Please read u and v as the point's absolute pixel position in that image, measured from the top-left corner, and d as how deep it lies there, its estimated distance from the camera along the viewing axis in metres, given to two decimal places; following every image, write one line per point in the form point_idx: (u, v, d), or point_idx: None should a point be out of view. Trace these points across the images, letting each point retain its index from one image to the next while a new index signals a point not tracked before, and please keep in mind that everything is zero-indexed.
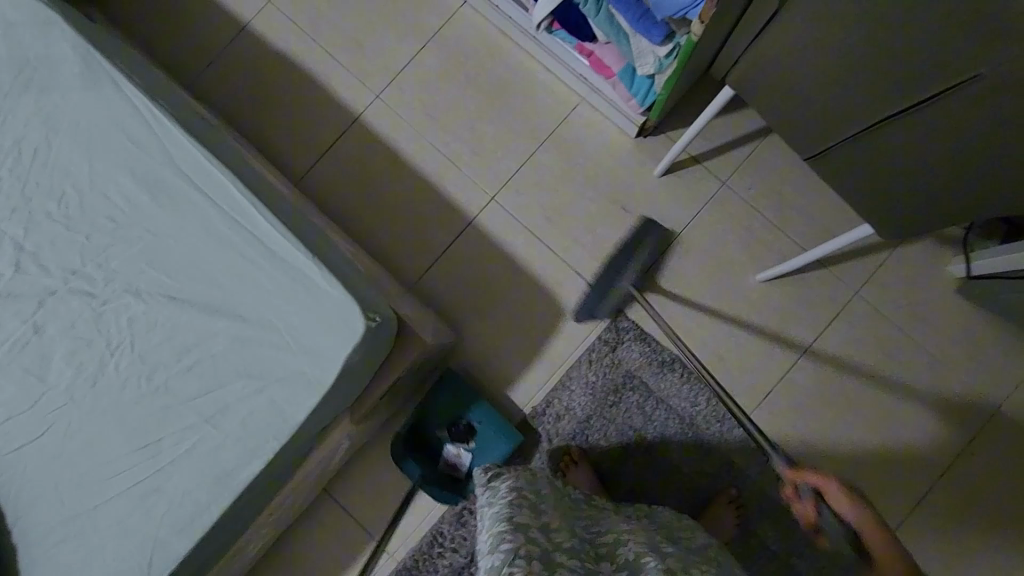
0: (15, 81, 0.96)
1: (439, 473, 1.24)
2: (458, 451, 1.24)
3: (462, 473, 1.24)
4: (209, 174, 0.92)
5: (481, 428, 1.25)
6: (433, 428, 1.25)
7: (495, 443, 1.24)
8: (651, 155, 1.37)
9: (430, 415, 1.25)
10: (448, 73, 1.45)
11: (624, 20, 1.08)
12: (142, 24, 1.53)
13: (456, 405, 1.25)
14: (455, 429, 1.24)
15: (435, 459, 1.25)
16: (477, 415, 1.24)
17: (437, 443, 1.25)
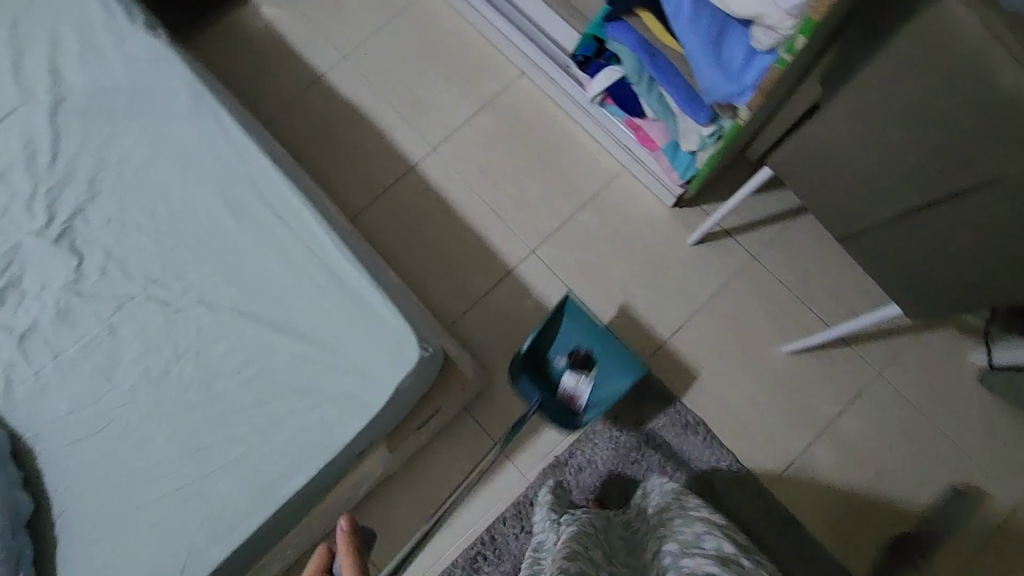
0: (127, 106, 1.06)
1: (556, 400, 1.26)
2: (578, 381, 1.25)
3: (580, 405, 1.26)
4: (290, 203, 1.01)
5: (600, 359, 1.26)
6: (554, 354, 1.28)
7: (613, 377, 1.26)
8: (685, 224, 1.46)
9: (551, 343, 1.27)
10: (502, 132, 1.57)
11: (674, 100, 1.21)
12: (228, 66, 1.68)
13: (573, 334, 1.26)
14: (575, 358, 1.26)
15: (553, 385, 1.27)
16: (596, 343, 1.26)
17: (555, 371, 1.28)
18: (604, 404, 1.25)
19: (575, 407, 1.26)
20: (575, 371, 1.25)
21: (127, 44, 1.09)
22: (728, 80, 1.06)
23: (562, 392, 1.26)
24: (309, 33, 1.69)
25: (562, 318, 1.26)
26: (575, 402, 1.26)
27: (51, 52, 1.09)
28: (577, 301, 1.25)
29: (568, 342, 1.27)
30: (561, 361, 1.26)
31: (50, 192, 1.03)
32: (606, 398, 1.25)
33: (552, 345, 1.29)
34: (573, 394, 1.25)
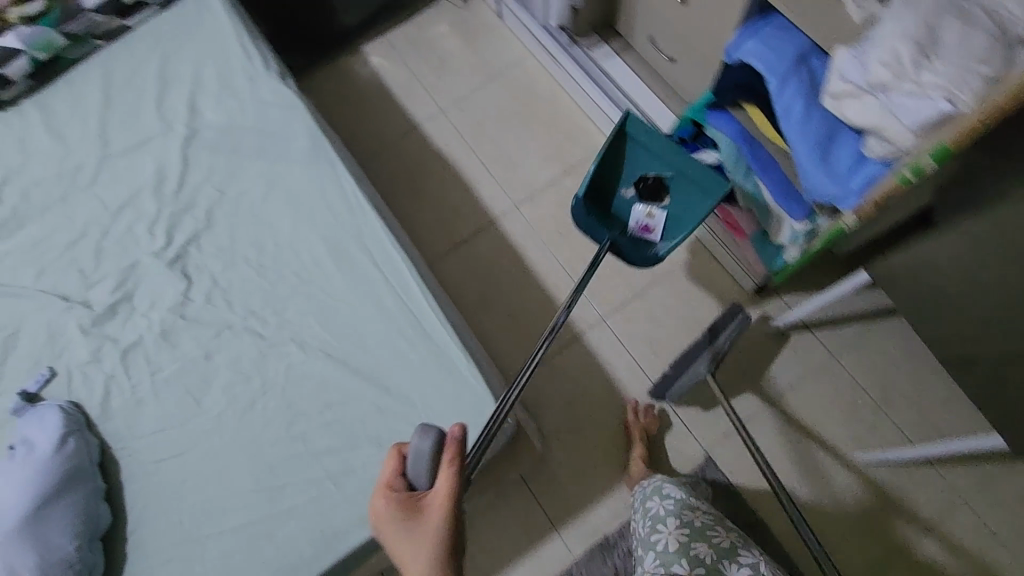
0: (252, 145, 1.13)
1: (628, 235, 1.26)
2: (650, 212, 1.26)
3: (654, 237, 1.26)
4: (390, 255, 1.04)
5: (681, 179, 1.26)
6: (623, 186, 1.29)
7: (694, 198, 1.24)
8: (764, 312, 1.43)
9: (614, 172, 1.29)
10: (585, 198, 1.59)
11: (770, 193, 1.20)
12: (331, 107, 1.78)
13: (646, 158, 1.27)
14: (646, 185, 1.26)
15: (624, 216, 1.27)
16: (669, 167, 1.27)
17: (625, 203, 1.28)
18: (685, 217, 1.25)
19: (651, 236, 1.26)
20: (649, 204, 1.26)
21: (260, 88, 1.17)
22: (832, 183, 1.05)
23: (634, 225, 1.26)
24: (412, 85, 1.79)
25: (626, 145, 1.29)
26: (649, 234, 1.26)
27: (192, 89, 1.19)
28: (639, 120, 1.28)
29: (636, 169, 1.28)
30: (630, 191, 1.27)
31: (172, 217, 1.10)
32: (683, 217, 1.25)
33: (614, 187, 1.30)
34: (646, 227, 1.26)
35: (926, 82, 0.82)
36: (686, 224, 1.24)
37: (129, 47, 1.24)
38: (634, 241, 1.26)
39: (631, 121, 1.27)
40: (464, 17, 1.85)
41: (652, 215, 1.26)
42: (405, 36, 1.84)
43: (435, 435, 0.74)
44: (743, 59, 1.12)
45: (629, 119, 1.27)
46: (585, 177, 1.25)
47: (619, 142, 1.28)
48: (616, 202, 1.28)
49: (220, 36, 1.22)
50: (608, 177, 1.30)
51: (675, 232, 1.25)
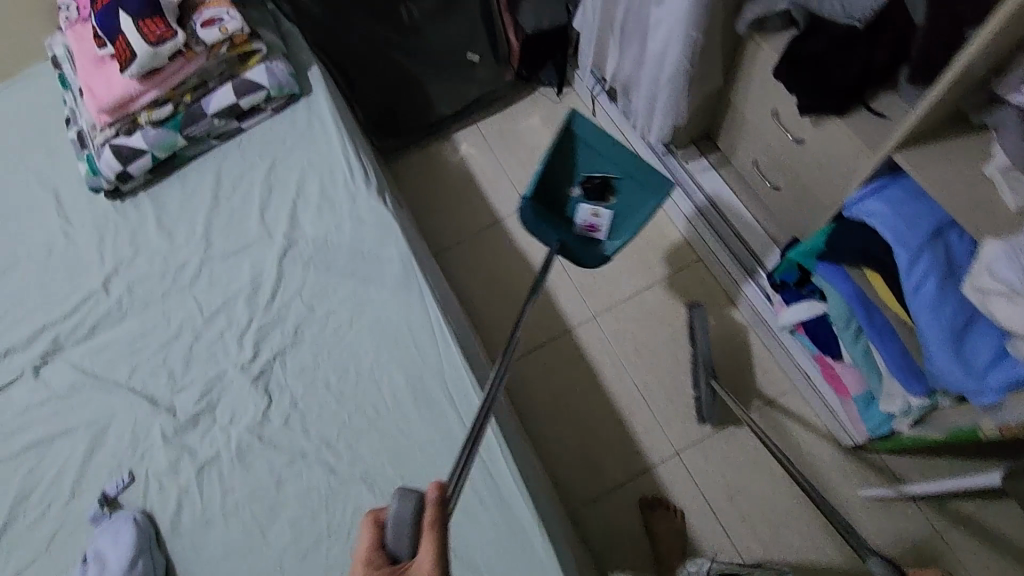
0: (345, 265, 1.14)
1: (575, 235, 1.31)
2: (597, 212, 1.31)
3: (598, 234, 1.32)
4: (471, 402, 1.02)
5: (619, 183, 1.34)
6: (567, 185, 1.33)
7: (640, 193, 1.33)
8: (857, 473, 1.31)
9: (565, 174, 1.33)
10: (668, 317, 1.52)
11: (884, 360, 1.10)
12: (414, 189, 1.77)
13: (599, 161, 1.33)
14: (592, 185, 1.32)
15: (573, 216, 1.32)
16: (619, 171, 1.33)
17: (571, 203, 1.32)
18: (626, 218, 1.33)
19: (596, 235, 1.32)
20: (595, 203, 1.31)
21: (359, 206, 1.18)
22: (964, 373, 0.93)
23: (582, 223, 1.31)
24: (498, 175, 1.77)
25: (574, 146, 1.33)
26: (594, 230, 1.32)
27: (295, 199, 1.22)
28: (589, 123, 1.33)
29: (584, 170, 1.33)
30: (578, 193, 1.32)
31: (261, 330, 1.11)
32: (629, 219, 1.32)
33: (561, 186, 1.33)
34: (591, 225, 1.31)
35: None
36: (625, 225, 1.32)
37: (241, 149, 1.29)
38: (579, 241, 1.31)
39: (580, 123, 1.32)
40: (555, 108, 1.79)
41: (597, 215, 1.31)
42: (495, 123, 1.81)
43: (414, 501, 0.62)
44: (868, 219, 1.05)
45: (576, 120, 1.31)
46: (532, 177, 1.29)
47: (565, 151, 1.32)
48: (559, 207, 1.33)
49: (326, 150, 1.26)
50: (559, 180, 1.33)
51: (619, 230, 1.33)
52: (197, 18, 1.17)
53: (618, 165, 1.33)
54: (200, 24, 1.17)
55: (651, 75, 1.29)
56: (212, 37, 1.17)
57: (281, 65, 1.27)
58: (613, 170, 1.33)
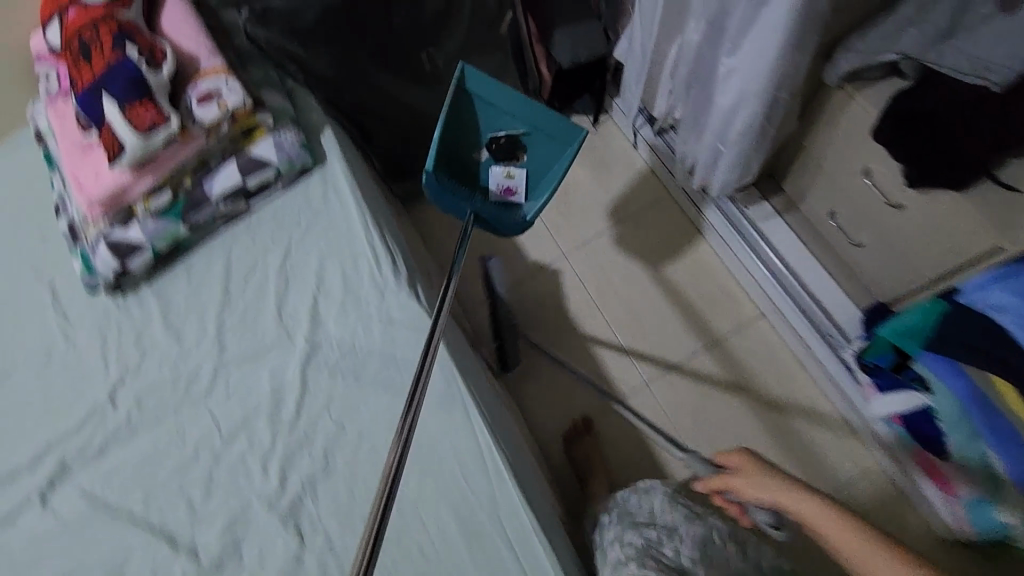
0: (378, 375, 1.00)
1: (493, 201, 1.08)
2: (509, 172, 1.10)
3: (518, 199, 1.09)
4: (531, 544, 0.89)
5: (529, 138, 1.11)
6: (472, 149, 1.10)
7: (552, 143, 1.11)
8: None
9: (468, 135, 1.10)
10: (729, 388, 1.40)
11: (1005, 471, 0.93)
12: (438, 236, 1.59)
13: (499, 115, 1.09)
14: (499, 143, 1.10)
15: (483, 181, 1.10)
16: (523, 122, 1.10)
17: (481, 169, 1.10)
18: (545, 174, 1.11)
19: (515, 199, 1.09)
20: (507, 163, 1.10)
21: (389, 303, 1.04)
22: None
23: (495, 189, 1.09)
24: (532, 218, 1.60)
25: (472, 104, 1.10)
26: (512, 195, 1.09)
27: (316, 294, 1.07)
28: (483, 75, 1.09)
29: (489, 127, 1.10)
30: (484, 155, 1.10)
31: (287, 454, 0.99)
32: (547, 174, 1.11)
33: (466, 151, 1.11)
34: (508, 189, 1.09)
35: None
36: (544, 182, 1.10)
37: (251, 232, 1.15)
38: (499, 208, 1.07)
39: (471, 76, 1.09)
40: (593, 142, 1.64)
41: (511, 176, 1.10)
42: None
43: None
44: (1000, 311, 0.87)
45: (468, 74, 1.08)
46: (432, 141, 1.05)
47: (463, 111, 1.09)
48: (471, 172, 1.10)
49: (347, 232, 1.11)
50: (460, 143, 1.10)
51: (537, 192, 1.10)
52: (191, 94, 1.01)
53: (538, 122, 1.10)
54: (195, 100, 1.01)
55: (720, 129, 1.11)
56: (211, 117, 1.01)
57: (290, 135, 1.11)
58: (519, 122, 1.10)
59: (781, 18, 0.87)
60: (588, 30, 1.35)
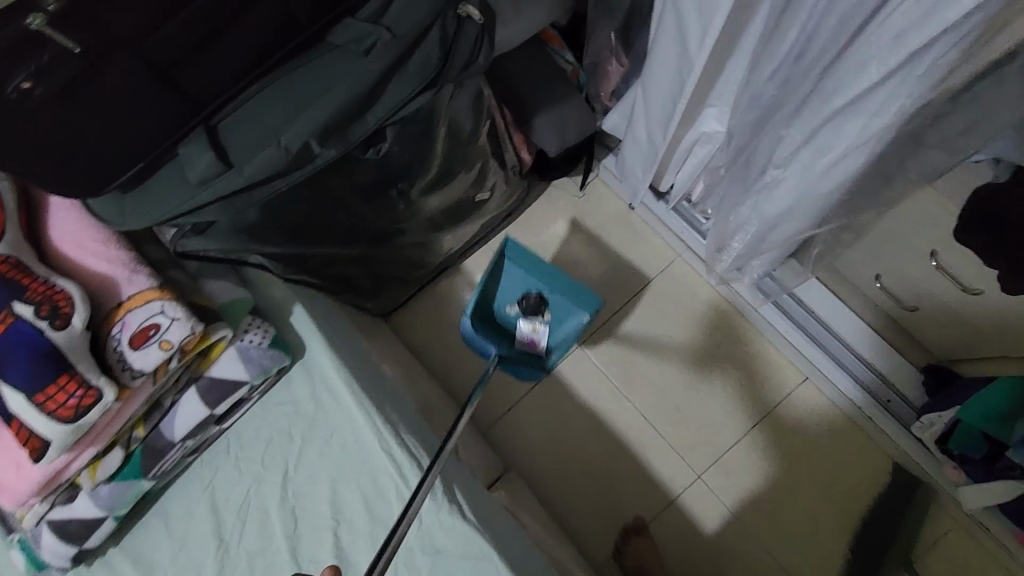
0: None
1: (515, 352, 1.13)
2: (534, 327, 1.11)
3: (541, 349, 1.14)
4: None
5: (553, 298, 1.11)
6: (501, 302, 1.12)
7: (570, 307, 1.12)
8: None
9: (498, 289, 1.12)
10: (799, 467, 1.26)
11: None
12: (435, 348, 1.41)
13: (529, 278, 1.11)
14: (525, 302, 1.09)
15: (510, 333, 1.14)
16: (549, 285, 1.10)
17: (508, 321, 1.13)
18: (563, 335, 1.15)
19: (536, 350, 1.15)
20: (531, 321, 1.10)
21: (428, 526, 0.88)
22: None
23: (520, 339, 1.13)
24: None
25: (507, 268, 1.11)
26: (535, 346, 1.13)
27: (335, 529, 0.88)
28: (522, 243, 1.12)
29: (520, 286, 1.11)
30: (512, 309, 1.11)
31: None
32: (567, 338, 1.15)
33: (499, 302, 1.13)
34: (531, 342, 1.12)
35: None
36: (563, 343, 1.16)
37: (236, 457, 0.93)
38: (522, 358, 1.15)
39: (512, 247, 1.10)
40: (580, 205, 1.43)
41: (536, 329, 1.11)
42: (516, 240, 1.45)
43: None
44: None
45: (509, 244, 1.10)
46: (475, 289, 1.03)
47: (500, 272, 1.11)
48: (502, 318, 1.13)
49: (356, 438, 0.92)
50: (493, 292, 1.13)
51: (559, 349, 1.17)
52: (119, 333, 0.77)
53: (571, 290, 1.11)
54: (128, 344, 0.77)
55: (758, 239, 0.93)
56: (153, 363, 0.78)
57: (259, 337, 0.90)
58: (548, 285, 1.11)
59: (852, 151, 0.69)
60: (573, 109, 1.14)
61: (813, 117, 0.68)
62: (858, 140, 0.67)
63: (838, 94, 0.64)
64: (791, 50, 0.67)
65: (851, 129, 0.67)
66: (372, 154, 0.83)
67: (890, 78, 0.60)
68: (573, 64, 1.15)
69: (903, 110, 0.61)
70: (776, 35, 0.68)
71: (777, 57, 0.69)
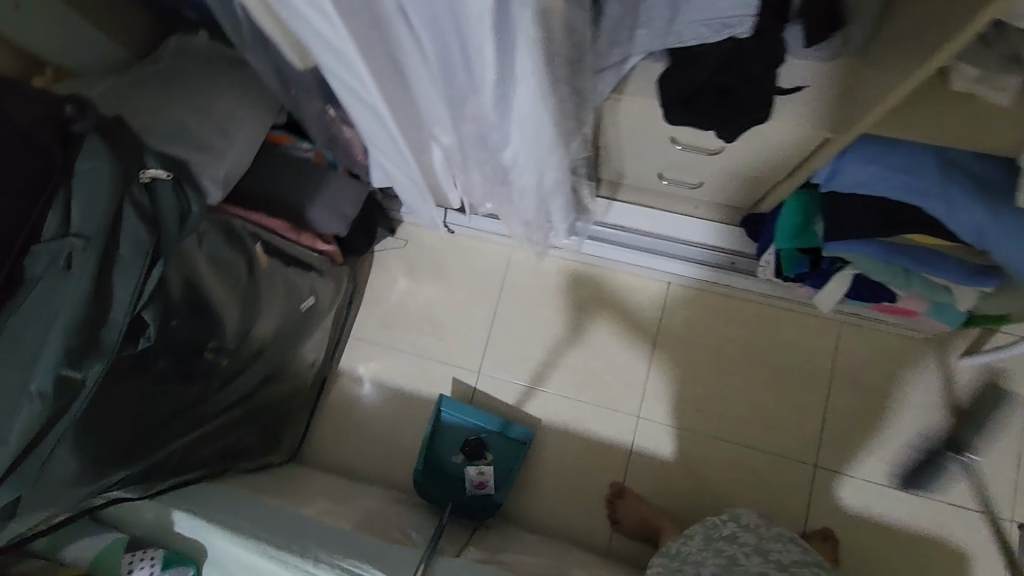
0: None
1: (468, 497, 1.30)
2: (480, 469, 1.30)
3: (490, 489, 1.30)
4: None
5: (492, 439, 1.34)
6: (449, 456, 1.34)
7: (508, 444, 1.34)
8: (941, 350, 1.31)
9: (443, 445, 1.34)
10: (704, 356, 1.37)
11: (945, 278, 1.02)
12: (361, 454, 1.41)
13: (468, 426, 1.34)
14: (467, 448, 1.32)
15: (460, 482, 1.32)
16: (484, 427, 1.34)
17: (458, 470, 1.33)
18: (506, 469, 1.33)
19: (486, 491, 1.31)
20: (476, 464, 1.30)
21: None
22: None
23: (471, 485, 1.30)
24: (426, 366, 1.44)
25: (445, 424, 1.35)
26: (483, 487, 1.30)
27: None
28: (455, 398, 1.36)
29: (461, 435, 1.34)
30: (458, 457, 1.32)
31: None
32: (508, 473, 1.32)
33: (445, 456, 1.34)
34: (481, 484, 1.30)
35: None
36: (507, 476, 1.32)
37: None
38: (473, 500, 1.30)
39: (446, 405, 1.35)
40: (410, 255, 1.49)
41: (482, 472, 1.30)
42: (373, 316, 1.47)
43: None
44: (860, 187, 0.92)
45: (445, 400, 1.34)
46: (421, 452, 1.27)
47: (441, 428, 1.34)
48: (450, 468, 1.33)
49: None
50: (439, 451, 1.34)
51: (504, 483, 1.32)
52: None
53: (510, 428, 1.34)
54: None
55: (537, 204, 1.02)
56: None
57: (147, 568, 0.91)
58: (485, 427, 1.34)
59: (537, 111, 0.74)
60: (334, 190, 1.20)
61: (492, 98, 0.74)
62: (530, 108, 0.74)
63: (489, 78, 0.70)
64: (440, 64, 0.70)
65: (521, 97, 0.72)
66: (144, 342, 0.79)
67: (511, 51, 0.65)
68: (312, 149, 1.17)
69: (540, 72, 0.67)
70: (424, 58, 0.70)
71: (432, 71, 0.72)
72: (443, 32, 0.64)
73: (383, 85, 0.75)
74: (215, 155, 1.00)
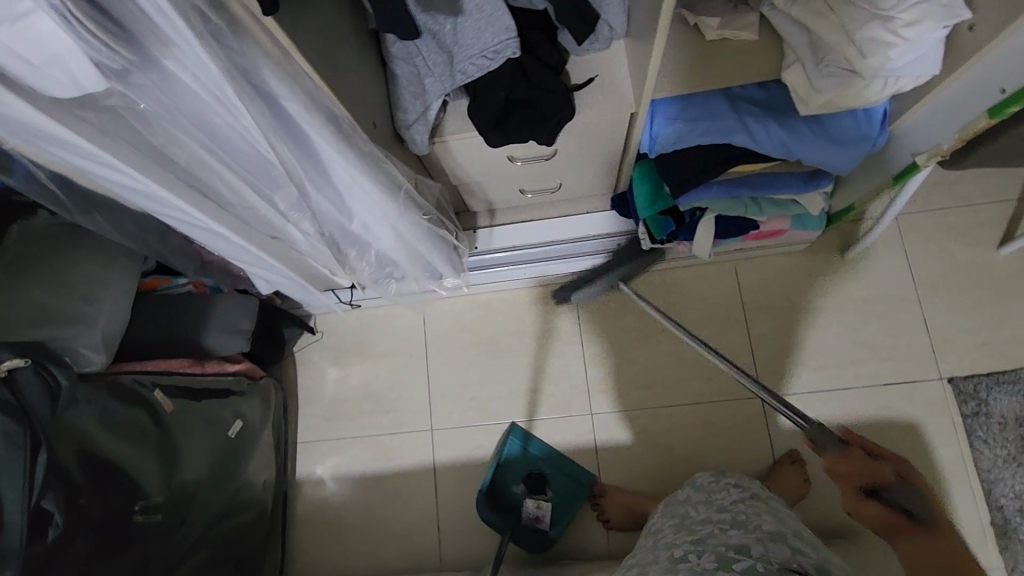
0: None
1: (522, 528, 1.29)
2: (538, 503, 1.30)
3: (545, 524, 1.29)
4: None
5: (553, 476, 1.34)
6: (512, 485, 1.34)
7: (566, 480, 1.34)
8: (825, 252, 1.42)
9: (506, 471, 1.35)
10: (629, 337, 1.42)
11: (786, 191, 1.12)
12: (348, 553, 1.38)
13: (533, 459, 1.35)
14: (530, 480, 1.32)
15: (516, 512, 1.31)
16: (546, 463, 1.35)
17: (517, 500, 1.32)
18: (563, 506, 1.32)
19: (542, 525, 1.30)
20: (535, 498, 1.30)
21: None
22: (860, 145, 0.97)
23: (527, 516, 1.29)
24: (381, 442, 1.43)
25: (512, 454, 1.36)
26: (539, 522, 1.29)
27: None
28: (526, 429, 1.39)
29: (524, 467, 1.35)
30: (519, 488, 1.32)
31: None
32: (565, 512, 1.31)
33: (506, 484, 1.34)
34: (538, 518, 1.29)
35: (903, 1, 0.76)
36: (563, 513, 1.31)
37: None
38: (526, 534, 1.29)
39: (515, 436, 1.37)
40: (329, 344, 1.49)
41: (539, 506, 1.29)
42: (313, 416, 1.46)
43: None
44: (677, 143, 1.01)
45: (516, 429, 1.37)
46: (485, 478, 1.29)
47: (505, 456, 1.35)
48: (508, 499, 1.33)
49: None
50: (502, 480, 1.34)
51: (561, 519, 1.31)
52: None
53: (572, 467, 1.34)
54: None
55: (411, 259, 1.06)
56: None
57: None
58: (548, 464, 1.34)
59: (361, 182, 0.80)
60: (224, 310, 1.21)
61: (319, 188, 0.79)
62: (355, 182, 0.80)
63: (302, 175, 0.74)
64: (258, 179, 0.74)
65: (338, 174, 0.78)
66: (52, 531, 0.81)
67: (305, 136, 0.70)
68: (191, 282, 1.19)
69: (338, 149, 0.73)
70: (241, 179, 0.73)
71: (251, 190, 0.75)
72: (239, 154, 0.69)
73: (203, 205, 0.75)
74: (86, 323, 1.00)
